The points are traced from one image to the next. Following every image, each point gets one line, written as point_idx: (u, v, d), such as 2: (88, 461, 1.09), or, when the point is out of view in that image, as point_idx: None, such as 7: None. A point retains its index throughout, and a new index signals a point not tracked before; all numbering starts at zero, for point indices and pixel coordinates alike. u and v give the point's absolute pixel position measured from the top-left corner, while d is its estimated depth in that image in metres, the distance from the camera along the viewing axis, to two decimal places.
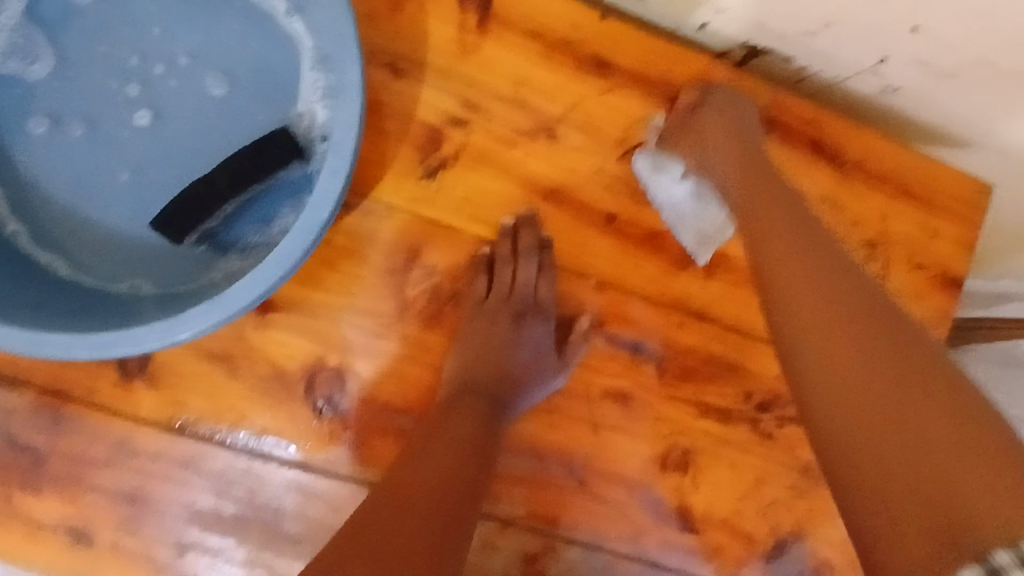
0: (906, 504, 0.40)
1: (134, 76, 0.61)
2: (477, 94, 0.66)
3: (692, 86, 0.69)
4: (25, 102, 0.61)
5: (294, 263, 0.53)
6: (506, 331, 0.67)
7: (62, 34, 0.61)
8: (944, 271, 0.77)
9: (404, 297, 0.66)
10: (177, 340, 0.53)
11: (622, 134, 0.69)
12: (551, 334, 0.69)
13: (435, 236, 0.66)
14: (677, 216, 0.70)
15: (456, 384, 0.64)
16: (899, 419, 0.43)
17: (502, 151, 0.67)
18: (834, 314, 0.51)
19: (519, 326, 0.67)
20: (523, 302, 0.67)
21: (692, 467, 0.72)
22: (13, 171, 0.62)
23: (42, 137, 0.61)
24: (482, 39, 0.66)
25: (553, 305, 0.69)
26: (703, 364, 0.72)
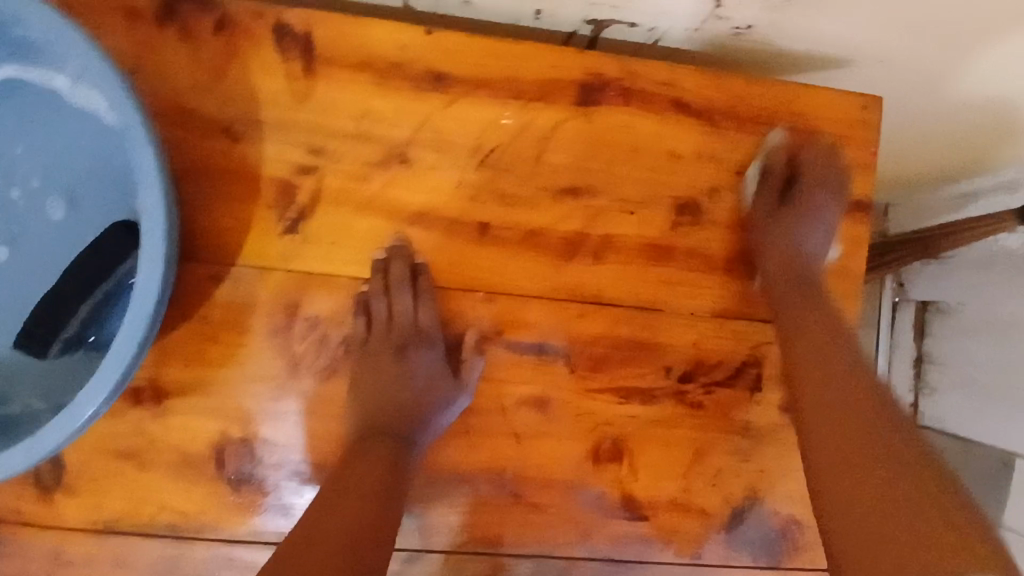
0: (869, 509, 0.48)
1: None
2: (319, 138, 0.66)
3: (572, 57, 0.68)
4: None
5: (133, 357, 0.53)
6: (390, 364, 0.65)
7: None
8: (847, 197, 0.74)
9: (293, 355, 0.66)
10: (40, 457, 0.53)
11: (476, 141, 0.67)
12: (441, 358, 0.67)
13: (311, 286, 0.65)
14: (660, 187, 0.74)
15: (359, 428, 0.64)
16: (866, 452, 0.52)
17: (356, 188, 0.66)
18: (822, 393, 0.59)
19: (403, 357, 0.66)
20: (405, 333, 0.66)
21: (626, 454, 0.71)
22: None
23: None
24: (312, 83, 0.65)
25: (438, 328, 0.68)
26: (614, 349, 0.71)
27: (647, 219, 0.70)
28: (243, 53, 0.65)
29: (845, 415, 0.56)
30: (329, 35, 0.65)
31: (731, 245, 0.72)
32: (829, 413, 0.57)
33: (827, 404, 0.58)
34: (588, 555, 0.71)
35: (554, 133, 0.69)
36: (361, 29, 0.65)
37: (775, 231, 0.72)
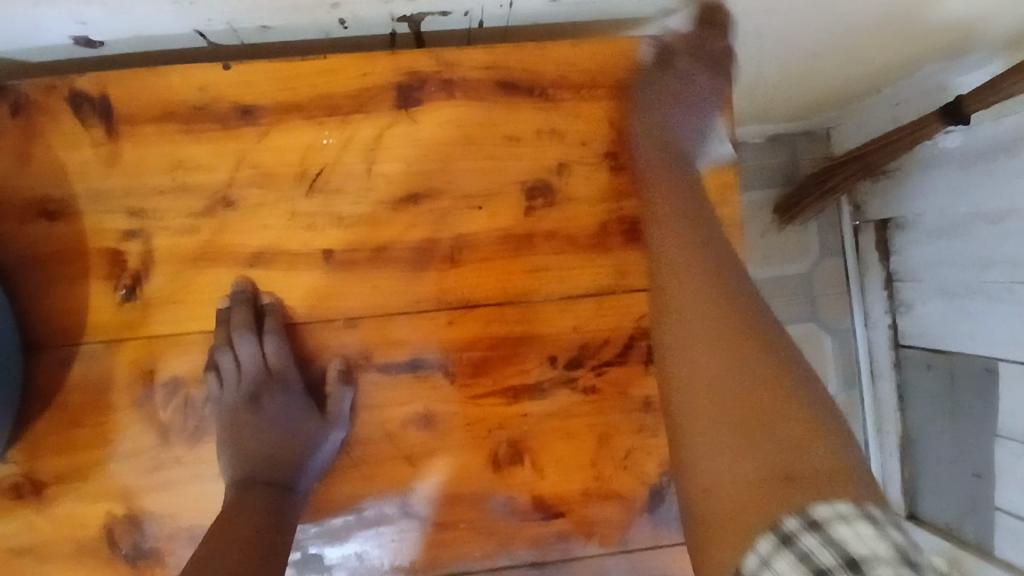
0: (733, 434, 0.51)
1: None
2: (140, 199, 0.64)
3: (404, 65, 0.66)
4: None
5: None
6: (247, 416, 0.64)
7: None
8: (706, 142, 0.70)
9: (160, 422, 0.65)
10: None
11: (300, 168, 0.66)
12: (304, 396, 0.66)
13: (163, 349, 0.65)
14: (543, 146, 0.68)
15: (234, 483, 0.62)
16: (741, 407, 0.52)
17: (189, 241, 0.65)
18: (708, 335, 0.56)
19: (260, 404, 0.65)
20: (255, 379, 0.64)
21: (528, 454, 0.67)
22: None
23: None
24: (119, 146, 0.64)
25: (295, 366, 0.67)
26: (492, 350, 0.67)
27: (496, 212, 0.68)
28: (42, 131, 0.63)
29: (740, 363, 0.54)
30: (123, 94, 0.63)
31: (592, 217, 0.68)
32: (735, 346, 0.55)
33: (731, 339, 0.55)
34: (509, 565, 0.67)
35: (380, 144, 0.66)
36: (153, 80, 0.63)
37: (634, 194, 0.69)
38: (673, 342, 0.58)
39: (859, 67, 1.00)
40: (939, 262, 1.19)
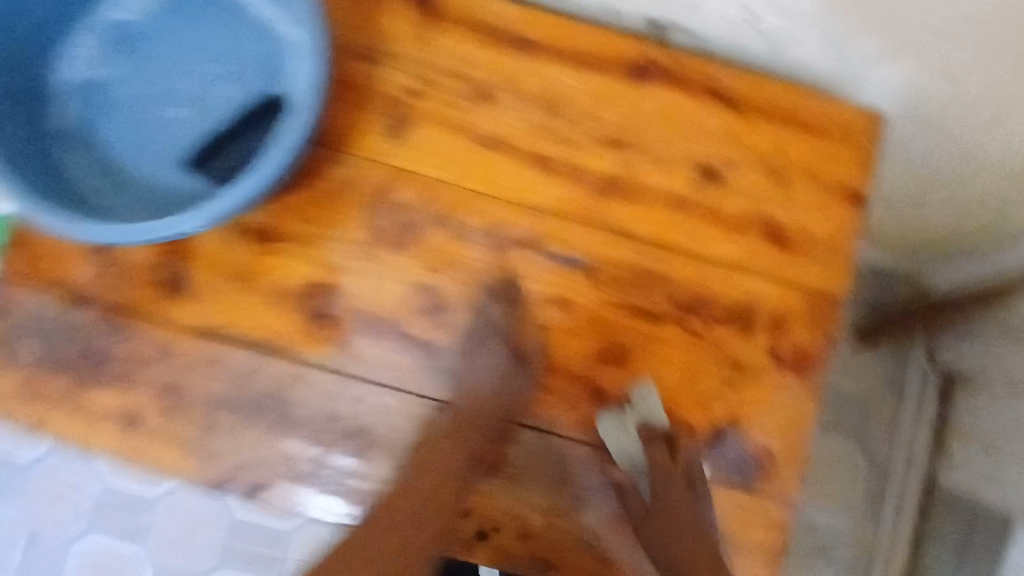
0: None
1: (180, 71, 0.84)
2: (427, 71, 0.86)
3: (645, 52, 0.87)
4: (104, 95, 0.84)
5: (269, 173, 0.72)
6: (439, 245, 0.84)
7: (121, 45, 0.84)
8: (846, 189, 0.88)
9: (376, 228, 0.84)
10: (181, 230, 0.71)
11: (546, 93, 0.86)
12: (487, 244, 0.85)
13: (400, 180, 0.85)
14: (722, 145, 0.87)
15: (420, 285, 0.84)
16: None
17: (450, 112, 0.86)
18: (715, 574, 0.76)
19: (452, 241, 0.84)
20: (451, 224, 0.85)
21: (630, 363, 0.84)
22: (89, 139, 0.84)
23: (101, 115, 0.84)
24: (430, 31, 0.86)
25: (482, 231, 0.85)
26: (631, 275, 0.85)
27: (673, 177, 0.86)
28: (383, 2, 0.86)
29: None
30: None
31: (743, 209, 0.87)
32: None
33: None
34: (581, 441, 0.83)
35: (608, 98, 0.87)
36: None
37: (779, 205, 0.87)
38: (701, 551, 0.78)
39: (986, 220, 1.13)
40: (988, 421, 1.20)
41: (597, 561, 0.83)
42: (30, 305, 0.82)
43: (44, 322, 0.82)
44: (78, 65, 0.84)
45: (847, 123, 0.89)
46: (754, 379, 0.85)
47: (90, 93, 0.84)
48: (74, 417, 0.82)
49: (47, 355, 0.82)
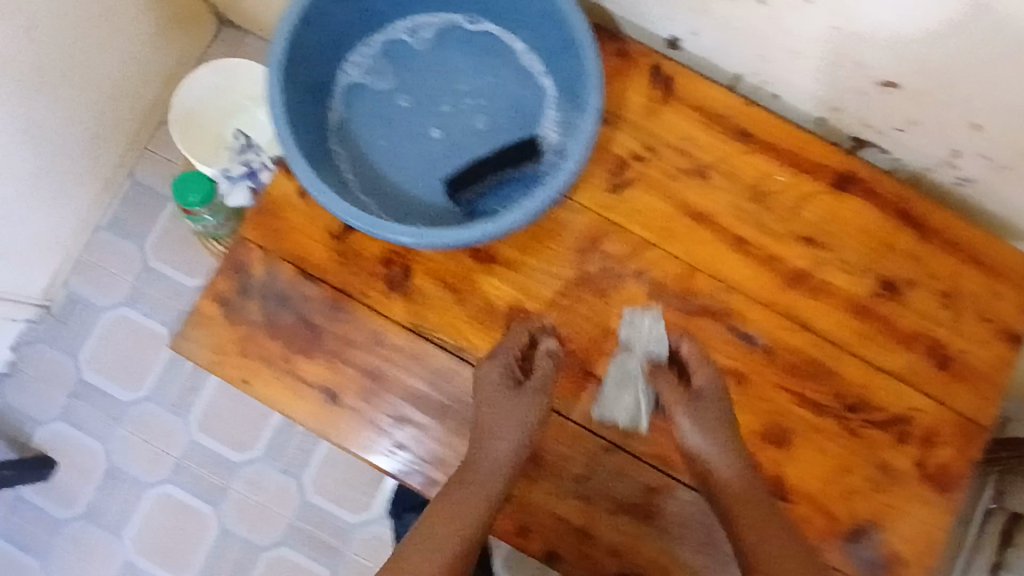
0: None
1: (447, 97, 0.92)
2: (655, 141, 0.95)
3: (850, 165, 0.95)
4: (373, 104, 0.92)
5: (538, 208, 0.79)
6: (637, 299, 0.92)
7: (402, 62, 0.93)
8: (1009, 327, 0.95)
9: (583, 271, 0.92)
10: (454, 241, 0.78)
11: (757, 183, 0.94)
12: (678, 305, 0.92)
13: (613, 232, 0.93)
14: (904, 264, 0.94)
15: (607, 329, 0.92)
16: None
17: (668, 181, 0.94)
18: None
19: (648, 297, 0.92)
20: (650, 282, 0.92)
21: (789, 445, 0.91)
22: (352, 138, 0.91)
23: (371, 118, 0.92)
24: (663, 107, 0.95)
25: (677, 295, 0.92)
26: (804, 364, 0.92)
27: (856, 282, 0.94)
28: (626, 72, 0.96)
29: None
30: (685, 83, 0.96)
31: (913, 325, 0.94)
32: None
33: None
34: None
35: (810, 199, 0.95)
36: (706, 87, 0.96)
37: (947, 329, 0.94)
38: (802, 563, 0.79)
39: None
40: None
41: None
42: (264, 271, 0.90)
43: (271, 288, 0.90)
44: (360, 70, 0.92)
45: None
46: (897, 484, 0.91)
47: (362, 95, 0.92)
48: (279, 382, 0.89)
49: (267, 320, 0.89)
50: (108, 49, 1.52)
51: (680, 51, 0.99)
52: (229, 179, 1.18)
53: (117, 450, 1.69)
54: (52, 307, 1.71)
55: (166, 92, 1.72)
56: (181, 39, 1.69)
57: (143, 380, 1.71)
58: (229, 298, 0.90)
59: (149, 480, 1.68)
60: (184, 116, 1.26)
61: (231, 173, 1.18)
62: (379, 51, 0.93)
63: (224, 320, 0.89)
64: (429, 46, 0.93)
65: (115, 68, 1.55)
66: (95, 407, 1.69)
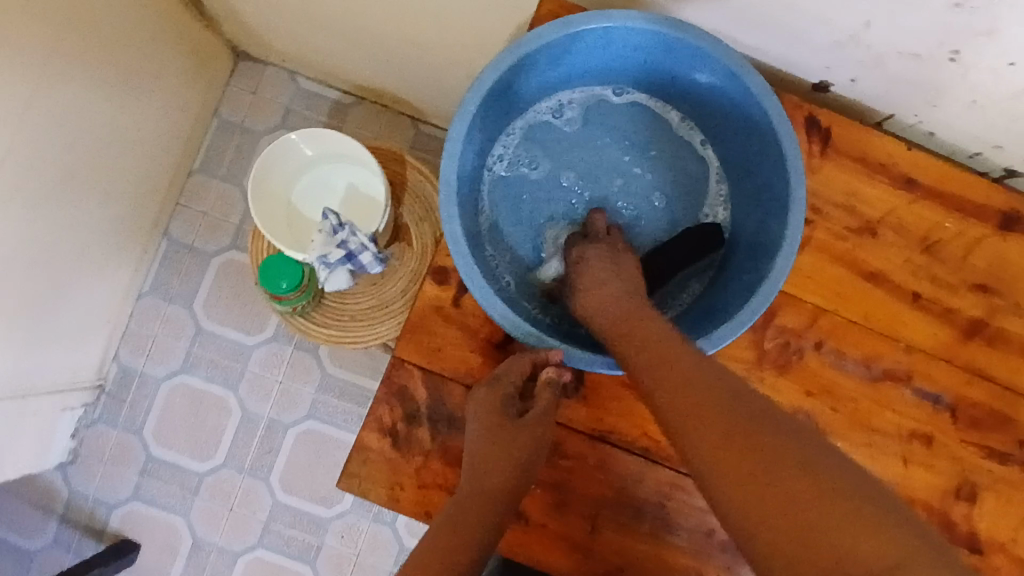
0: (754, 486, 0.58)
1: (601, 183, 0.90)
2: (819, 201, 0.90)
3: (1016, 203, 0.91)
4: (526, 197, 0.90)
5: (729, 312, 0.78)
6: (819, 372, 0.88)
7: (551, 145, 0.90)
8: None
9: (761, 349, 0.88)
10: None
11: (926, 234, 0.90)
12: (860, 371, 0.89)
13: (786, 305, 0.89)
14: None
15: (795, 406, 0.88)
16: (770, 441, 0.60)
17: (836, 243, 0.89)
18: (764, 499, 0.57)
19: (830, 368, 0.88)
20: (829, 352, 0.88)
21: (980, 499, 0.89)
22: (510, 238, 0.90)
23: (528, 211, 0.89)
24: (821, 162, 0.90)
25: (859, 362, 0.89)
26: (988, 416, 0.90)
27: None
28: None
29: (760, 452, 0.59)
30: (842, 134, 0.90)
31: None
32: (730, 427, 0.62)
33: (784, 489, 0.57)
34: None
35: (977, 244, 0.91)
36: (864, 135, 0.90)
37: None
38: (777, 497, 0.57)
39: None
40: None
41: None
42: (431, 394, 0.85)
43: (442, 411, 0.85)
44: (510, 160, 0.89)
45: None
46: None
47: (513, 189, 0.90)
48: None
49: (441, 445, 0.84)
50: (133, 114, 1.40)
51: (828, 93, 0.92)
52: (329, 265, 1.10)
53: (194, 522, 1.61)
54: (106, 384, 1.64)
55: (188, 141, 1.61)
56: (200, 83, 1.58)
57: (213, 447, 1.62)
58: (398, 428, 0.84)
59: (235, 548, 1.61)
60: (264, 167, 1.16)
61: (330, 259, 1.09)
62: (527, 136, 0.89)
63: (395, 452, 0.84)
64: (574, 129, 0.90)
65: (139, 132, 1.44)
66: (167, 481, 1.62)
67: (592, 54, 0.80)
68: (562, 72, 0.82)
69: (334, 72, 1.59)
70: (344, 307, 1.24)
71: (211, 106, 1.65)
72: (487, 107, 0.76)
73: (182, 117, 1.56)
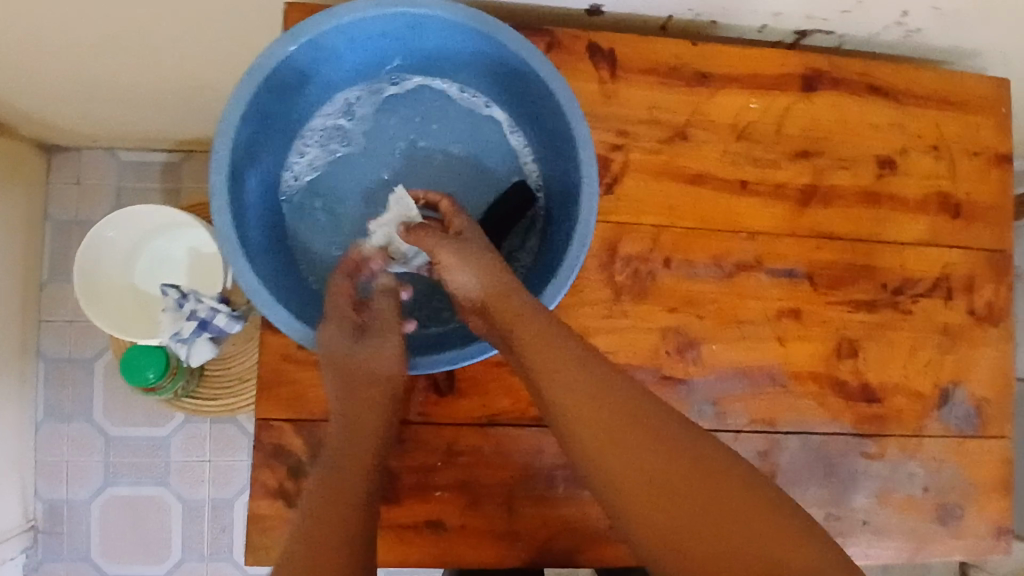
0: (695, 504, 0.62)
1: (405, 170, 0.85)
2: (625, 124, 0.89)
3: (808, 65, 0.93)
4: (334, 213, 0.84)
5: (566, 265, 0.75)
6: (676, 287, 0.89)
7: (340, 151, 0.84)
8: (995, 151, 0.98)
9: (615, 284, 0.88)
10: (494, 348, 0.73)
11: (734, 122, 0.91)
12: (713, 272, 0.90)
13: (625, 234, 0.88)
14: (888, 137, 0.95)
15: (664, 326, 0.88)
16: (700, 458, 0.65)
17: (652, 159, 0.89)
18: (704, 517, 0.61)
19: (684, 279, 0.89)
20: (678, 264, 0.89)
21: (861, 351, 0.92)
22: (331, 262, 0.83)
23: (335, 224, 0.83)
24: (615, 84, 0.89)
25: (709, 264, 0.89)
26: (845, 272, 0.92)
27: (859, 173, 0.93)
28: (566, 63, 0.88)
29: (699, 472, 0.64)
30: (626, 51, 0.89)
31: (920, 189, 0.95)
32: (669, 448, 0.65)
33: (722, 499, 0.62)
34: (838, 432, 0.90)
35: (787, 114, 0.92)
36: (647, 46, 0.89)
37: (948, 179, 0.96)
38: (715, 512, 0.62)
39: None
40: None
41: (876, 537, 0.91)
42: (307, 442, 0.82)
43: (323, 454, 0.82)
44: (299, 179, 0.83)
45: (989, 91, 0.97)
46: (959, 338, 0.94)
47: (317, 209, 0.83)
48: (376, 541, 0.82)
49: None
50: None
51: (602, 15, 0.90)
52: (185, 341, 1.04)
53: None
54: (36, 523, 1.55)
55: (28, 255, 1.51)
56: (18, 192, 1.46)
57: (168, 544, 1.56)
58: (286, 485, 0.81)
59: None
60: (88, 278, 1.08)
61: (184, 334, 1.04)
62: (308, 149, 0.82)
63: (289, 510, 0.81)
64: (358, 127, 0.84)
65: None
66: None
67: (338, 52, 0.75)
68: (314, 78, 0.76)
69: (150, 137, 1.51)
70: (229, 371, 1.20)
71: (39, 209, 1.54)
72: (243, 142, 0.71)
73: (12, 234, 1.45)
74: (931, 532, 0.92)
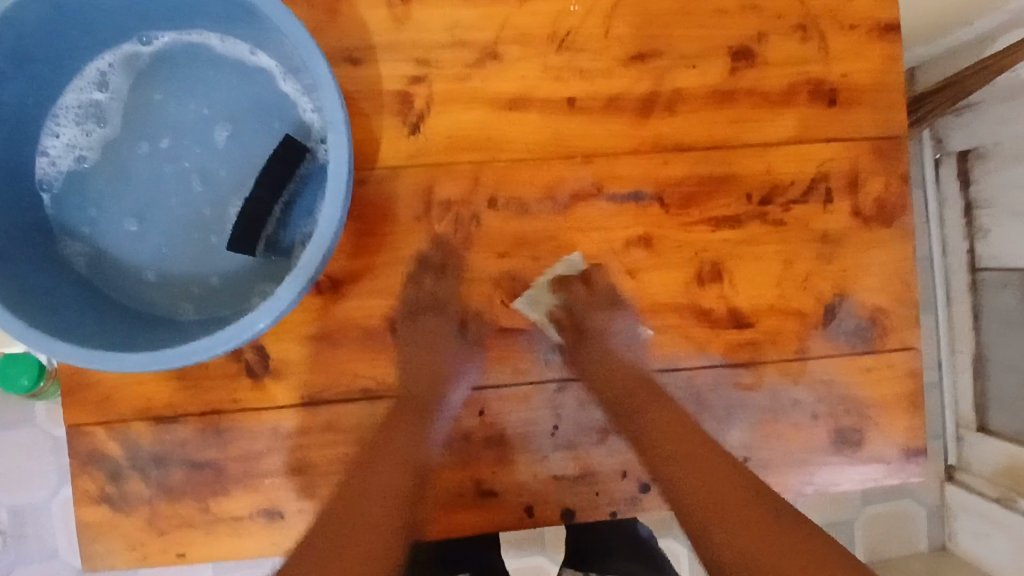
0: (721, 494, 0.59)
1: (174, 139, 0.76)
2: (423, 51, 0.78)
3: None
4: (103, 198, 0.76)
5: (337, 223, 0.65)
6: (505, 230, 0.80)
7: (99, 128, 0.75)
8: (875, 21, 0.82)
9: (435, 234, 0.79)
10: (258, 329, 0.64)
11: (552, 30, 0.79)
12: (545, 206, 0.80)
13: (439, 177, 0.79)
14: (741, 21, 0.81)
15: (496, 272, 0.80)
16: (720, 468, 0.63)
17: (461, 87, 0.79)
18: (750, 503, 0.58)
19: (513, 219, 0.80)
20: (504, 201, 0.80)
21: (726, 273, 0.82)
22: (111, 252, 0.76)
23: (105, 210, 0.76)
24: (407, 7, 0.78)
25: (540, 197, 0.80)
26: (699, 187, 0.81)
27: (707, 71, 0.81)
28: None
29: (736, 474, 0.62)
30: None
31: (783, 78, 0.82)
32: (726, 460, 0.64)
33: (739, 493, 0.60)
34: (707, 364, 0.82)
35: (614, 13, 0.80)
36: None
37: (819, 61, 0.82)
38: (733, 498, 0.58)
39: None
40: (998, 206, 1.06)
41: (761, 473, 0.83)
42: (122, 444, 0.78)
43: (140, 454, 0.78)
44: (58, 165, 0.75)
45: None
46: (844, 244, 0.83)
47: (84, 196, 0.76)
48: (210, 536, 0.79)
49: (159, 486, 0.78)
50: None
51: None
52: None
53: None
54: None
55: None
56: None
57: None
58: (106, 491, 0.78)
59: None
60: None
61: None
62: (61, 130, 0.75)
63: (115, 513, 0.78)
64: (114, 97, 0.75)
65: None
66: None
67: (48, 17, 0.67)
68: (33, 50, 0.69)
69: None
70: None
71: None
72: None
73: None
74: (825, 460, 0.84)
